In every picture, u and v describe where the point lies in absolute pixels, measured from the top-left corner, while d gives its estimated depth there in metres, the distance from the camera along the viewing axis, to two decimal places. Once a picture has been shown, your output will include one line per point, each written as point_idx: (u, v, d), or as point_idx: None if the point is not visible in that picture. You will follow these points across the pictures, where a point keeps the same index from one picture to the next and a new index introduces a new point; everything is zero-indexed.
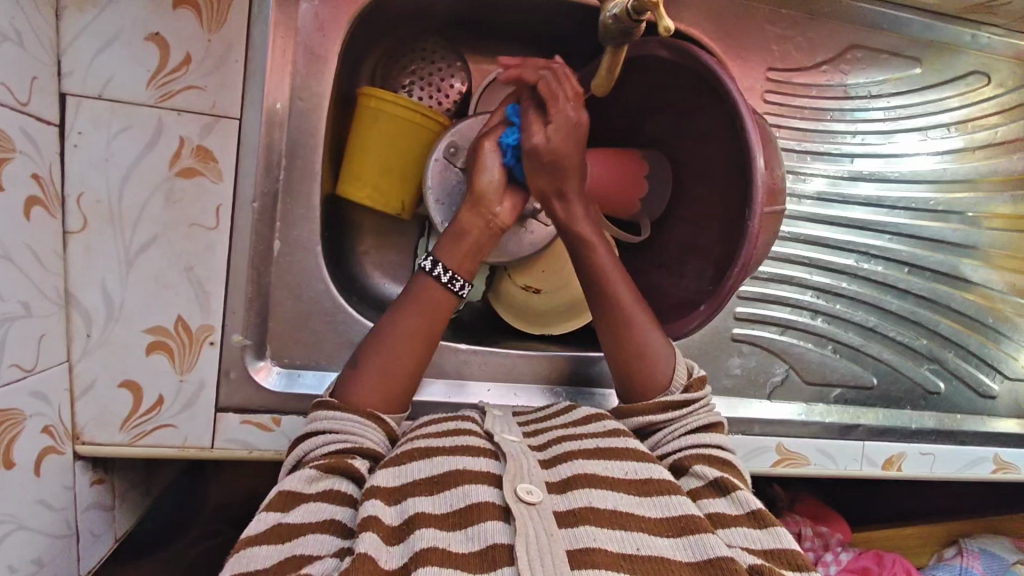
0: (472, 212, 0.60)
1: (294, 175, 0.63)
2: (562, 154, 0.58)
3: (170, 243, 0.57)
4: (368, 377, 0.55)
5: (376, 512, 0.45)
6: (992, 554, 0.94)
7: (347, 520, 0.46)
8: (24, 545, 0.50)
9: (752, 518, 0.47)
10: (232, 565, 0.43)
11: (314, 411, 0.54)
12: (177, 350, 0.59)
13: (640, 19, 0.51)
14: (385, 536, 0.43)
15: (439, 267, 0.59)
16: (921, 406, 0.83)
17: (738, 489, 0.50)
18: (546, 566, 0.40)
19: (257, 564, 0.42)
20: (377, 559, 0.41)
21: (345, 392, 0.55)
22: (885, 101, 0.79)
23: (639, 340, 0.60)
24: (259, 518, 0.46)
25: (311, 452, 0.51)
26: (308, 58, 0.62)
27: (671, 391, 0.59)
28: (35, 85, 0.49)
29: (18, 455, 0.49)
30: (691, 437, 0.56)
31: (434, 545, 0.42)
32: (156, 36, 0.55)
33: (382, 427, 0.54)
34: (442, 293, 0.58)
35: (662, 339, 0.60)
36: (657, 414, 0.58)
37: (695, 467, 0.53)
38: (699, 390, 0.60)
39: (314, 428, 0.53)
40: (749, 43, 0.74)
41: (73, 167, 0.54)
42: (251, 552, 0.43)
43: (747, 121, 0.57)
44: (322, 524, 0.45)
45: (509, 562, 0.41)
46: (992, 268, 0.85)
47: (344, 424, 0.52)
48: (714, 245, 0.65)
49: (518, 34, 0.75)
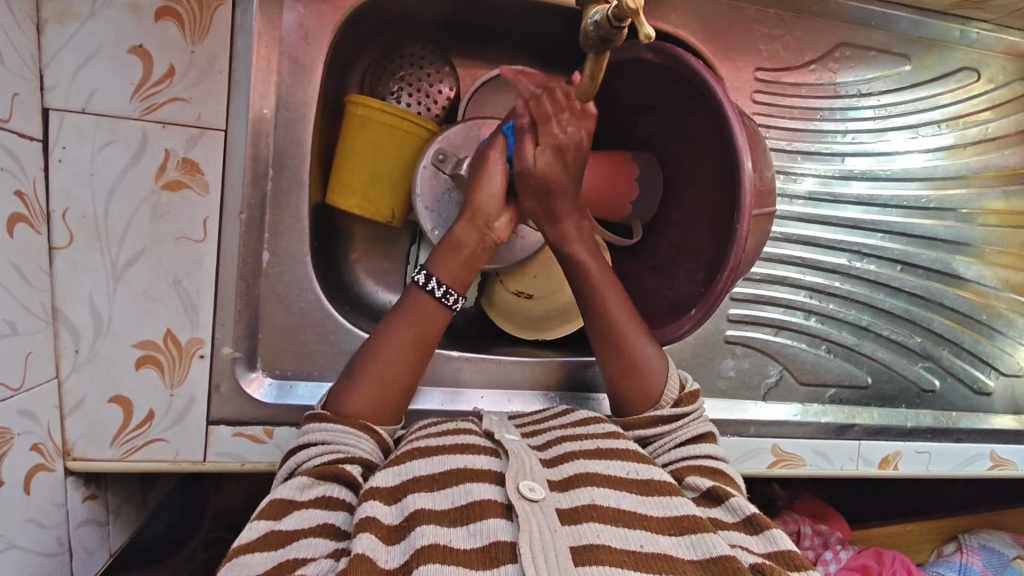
0: (468, 222, 0.59)
1: (282, 185, 0.63)
2: (551, 179, 0.58)
3: (158, 256, 0.57)
4: (363, 389, 0.55)
5: (374, 512, 0.44)
6: (992, 550, 0.94)
7: (341, 523, 0.46)
8: (14, 564, 0.50)
9: (747, 523, 0.47)
10: (225, 572, 0.42)
11: (307, 424, 0.54)
12: (166, 364, 0.59)
13: (622, 26, 0.47)
14: (385, 536, 0.43)
15: (430, 279, 0.58)
16: (916, 404, 0.83)
17: (731, 496, 0.50)
18: (550, 562, 0.40)
19: (250, 571, 0.42)
20: (376, 560, 0.41)
21: (339, 404, 0.55)
22: (875, 99, 0.79)
23: (632, 349, 0.60)
24: (252, 526, 0.45)
25: (304, 463, 0.51)
26: (294, 67, 0.62)
27: (660, 406, 0.59)
28: (16, 101, 0.49)
29: (7, 474, 0.49)
30: (684, 450, 0.56)
31: (435, 541, 0.41)
32: (139, 49, 0.54)
33: (374, 437, 0.53)
34: (432, 303, 0.57)
35: (655, 352, 0.61)
36: (649, 429, 0.58)
37: (689, 478, 0.52)
38: (688, 404, 0.60)
39: (306, 441, 0.52)
40: (737, 43, 0.74)
41: (58, 183, 0.54)
42: (243, 560, 0.42)
43: (733, 124, 0.57)
44: (315, 529, 0.45)
45: (512, 560, 0.41)
46: (985, 264, 0.85)
47: (334, 435, 0.52)
48: (705, 247, 0.65)
49: (506, 39, 0.75)
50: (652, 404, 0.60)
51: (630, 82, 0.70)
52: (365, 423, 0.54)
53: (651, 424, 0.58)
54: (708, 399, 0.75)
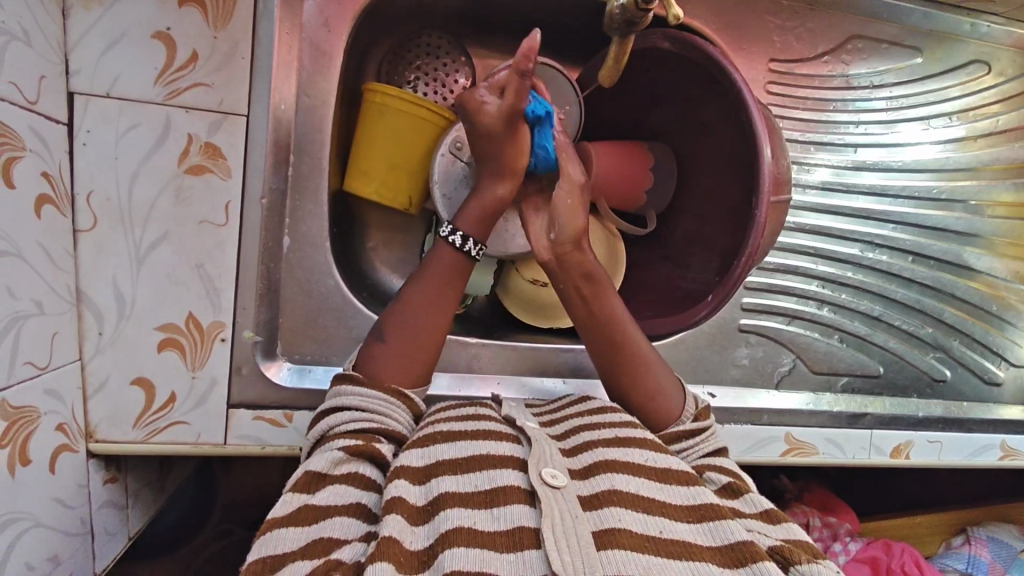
0: (494, 178, 0.59)
1: (302, 171, 0.63)
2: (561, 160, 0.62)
3: (180, 239, 0.57)
4: (395, 348, 0.56)
5: (401, 493, 0.45)
6: (1000, 542, 0.95)
7: (371, 505, 0.46)
8: (41, 542, 0.50)
9: (764, 514, 0.47)
10: (259, 546, 0.42)
11: (336, 386, 0.54)
12: (188, 346, 0.59)
13: (647, 8, 0.53)
14: (410, 517, 0.43)
15: (456, 234, 0.59)
16: (927, 394, 0.83)
17: (749, 492, 0.50)
18: (572, 547, 0.40)
19: (283, 547, 0.42)
20: (402, 541, 0.41)
21: (369, 364, 0.55)
22: (887, 91, 0.80)
23: (645, 382, 0.59)
24: (286, 500, 0.45)
25: (334, 430, 0.51)
26: (314, 55, 0.63)
27: (682, 422, 0.58)
28: (43, 83, 0.50)
29: (33, 453, 0.50)
30: (706, 459, 0.55)
31: (460, 525, 0.41)
32: (162, 34, 0.55)
33: (406, 405, 0.54)
34: (462, 258, 0.59)
35: (674, 388, 0.60)
36: (674, 443, 0.56)
37: (708, 473, 0.52)
38: (706, 419, 0.59)
39: (340, 404, 0.52)
40: (752, 34, 0.74)
41: (82, 166, 0.54)
42: (278, 535, 0.43)
43: (753, 113, 0.58)
44: (347, 508, 0.45)
45: (534, 546, 0.41)
46: (995, 256, 0.86)
47: (368, 402, 0.52)
48: (720, 237, 0.66)
49: (521, 29, 0.76)
50: (673, 420, 0.58)
51: (646, 73, 0.70)
52: (396, 389, 0.54)
53: (676, 437, 0.57)
54: (722, 387, 0.75)
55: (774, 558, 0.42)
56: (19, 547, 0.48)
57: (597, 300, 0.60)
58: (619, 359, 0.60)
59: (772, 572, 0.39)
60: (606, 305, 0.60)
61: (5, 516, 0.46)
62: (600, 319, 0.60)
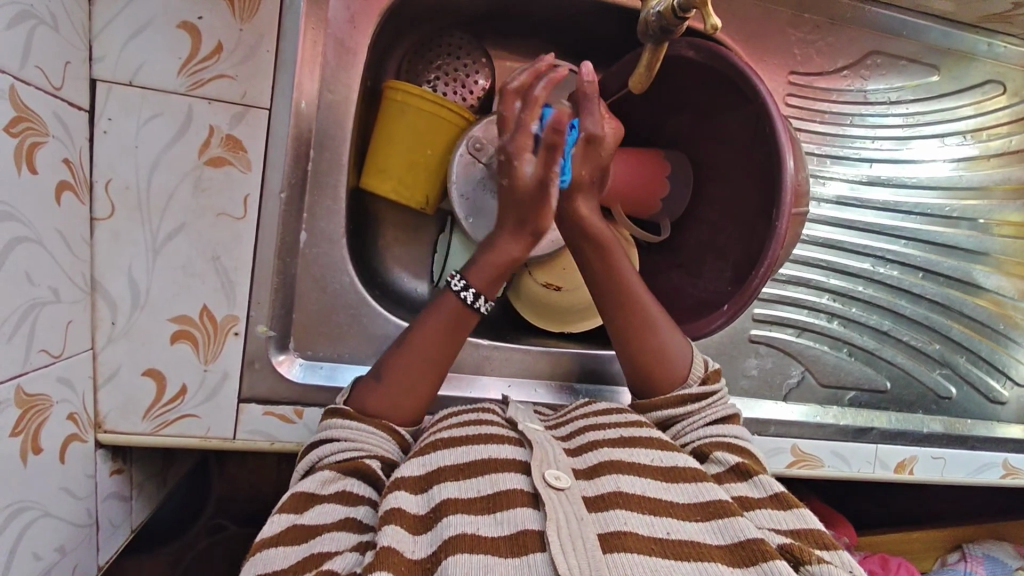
0: (512, 235, 0.56)
1: (322, 167, 0.63)
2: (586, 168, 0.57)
3: (197, 231, 0.57)
4: (392, 389, 0.54)
5: (401, 503, 0.44)
6: (996, 560, 0.95)
7: (362, 517, 0.46)
8: (48, 533, 0.50)
9: (775, 499, 0.47)
10: (248, 568, 0.43)
11: (329, 418, 0.53)
12: (201, 339, 0.58)
13: (685, 17, 0.54)
14: (411, 527, 0.43)
15: (468, 290, 0.56)
16: (932, 410, 0.84)
17: (758, 474, 0.49)
18: (580, 551, 0.40)
19: (271, 566, 0.42)
20: (404, 552, 0.41)
21: (365, 403, 0.54)
22: (904, 107, 0.81)
23: (654, 351, 0.59)
24: (273, 520, 0.45)
25: (324, 459, 0.51)
26: (339, 50, 0.62)
27: (688, 385, 0.58)
28: (68, 69, 0.50)
29: (44, 441, 0.49)
30: (710, 429, 0.55)
31: (463, 531, 0.41)
32: (188, 24, 0.55)
33: (391, 434, 0.53)
34: (462, 307, 0.56)
35: (682, 353, 0.60)
36: (679, 407, 0.57)
37: (717, 453, 0.52)
38: (715, 381, 0.59)
39: (326, 436, 0.52)
40: (772, 46, 0.75)
41: (102, 153, 0.54)
42: (267, 554, 0.43)
43: (776, 124, 0.58)
44: (337, 523, 0.45)
45: (540, 548, 0.40)
46: (1003, 275, 0.86)
47: (354, 432, 0.51)
48: (733, 247, 0.67)
49: (542, 33, 0.76)
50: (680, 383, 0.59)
51: (666, 83, 0.70)
52: (386, 424, 0.53)
53: (680, 402, 0.57)
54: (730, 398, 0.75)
55: (787, 557, 0.42)
56: (28, 537, 0.47)
57: (608, 266, 0.59)
58: (627, 324, 0.60)
59: (782, 568, 0.39)
60: (614, 269, 0.59)
61: (15, 505, 0.46)
62: (610, 286, 0.60)
